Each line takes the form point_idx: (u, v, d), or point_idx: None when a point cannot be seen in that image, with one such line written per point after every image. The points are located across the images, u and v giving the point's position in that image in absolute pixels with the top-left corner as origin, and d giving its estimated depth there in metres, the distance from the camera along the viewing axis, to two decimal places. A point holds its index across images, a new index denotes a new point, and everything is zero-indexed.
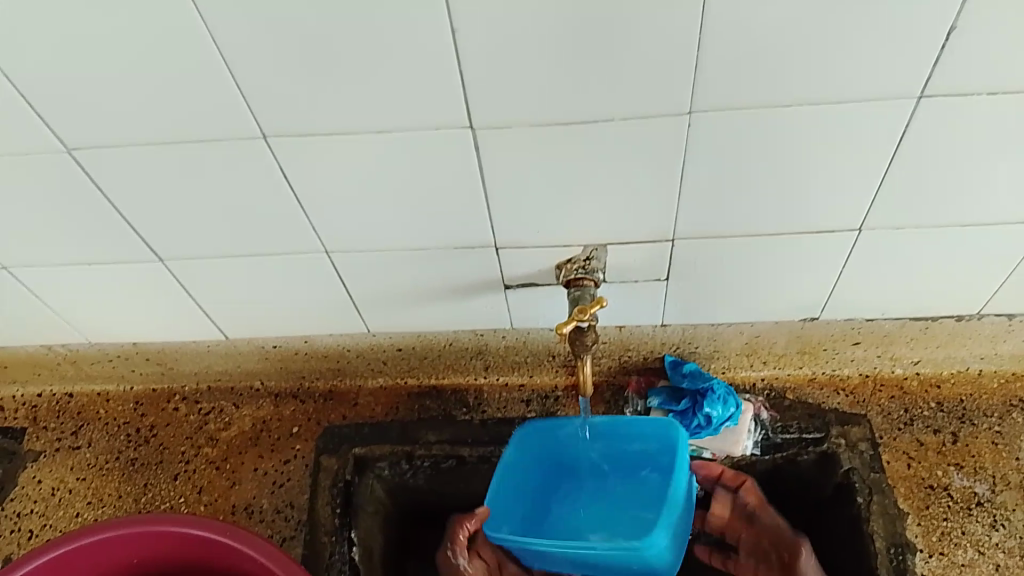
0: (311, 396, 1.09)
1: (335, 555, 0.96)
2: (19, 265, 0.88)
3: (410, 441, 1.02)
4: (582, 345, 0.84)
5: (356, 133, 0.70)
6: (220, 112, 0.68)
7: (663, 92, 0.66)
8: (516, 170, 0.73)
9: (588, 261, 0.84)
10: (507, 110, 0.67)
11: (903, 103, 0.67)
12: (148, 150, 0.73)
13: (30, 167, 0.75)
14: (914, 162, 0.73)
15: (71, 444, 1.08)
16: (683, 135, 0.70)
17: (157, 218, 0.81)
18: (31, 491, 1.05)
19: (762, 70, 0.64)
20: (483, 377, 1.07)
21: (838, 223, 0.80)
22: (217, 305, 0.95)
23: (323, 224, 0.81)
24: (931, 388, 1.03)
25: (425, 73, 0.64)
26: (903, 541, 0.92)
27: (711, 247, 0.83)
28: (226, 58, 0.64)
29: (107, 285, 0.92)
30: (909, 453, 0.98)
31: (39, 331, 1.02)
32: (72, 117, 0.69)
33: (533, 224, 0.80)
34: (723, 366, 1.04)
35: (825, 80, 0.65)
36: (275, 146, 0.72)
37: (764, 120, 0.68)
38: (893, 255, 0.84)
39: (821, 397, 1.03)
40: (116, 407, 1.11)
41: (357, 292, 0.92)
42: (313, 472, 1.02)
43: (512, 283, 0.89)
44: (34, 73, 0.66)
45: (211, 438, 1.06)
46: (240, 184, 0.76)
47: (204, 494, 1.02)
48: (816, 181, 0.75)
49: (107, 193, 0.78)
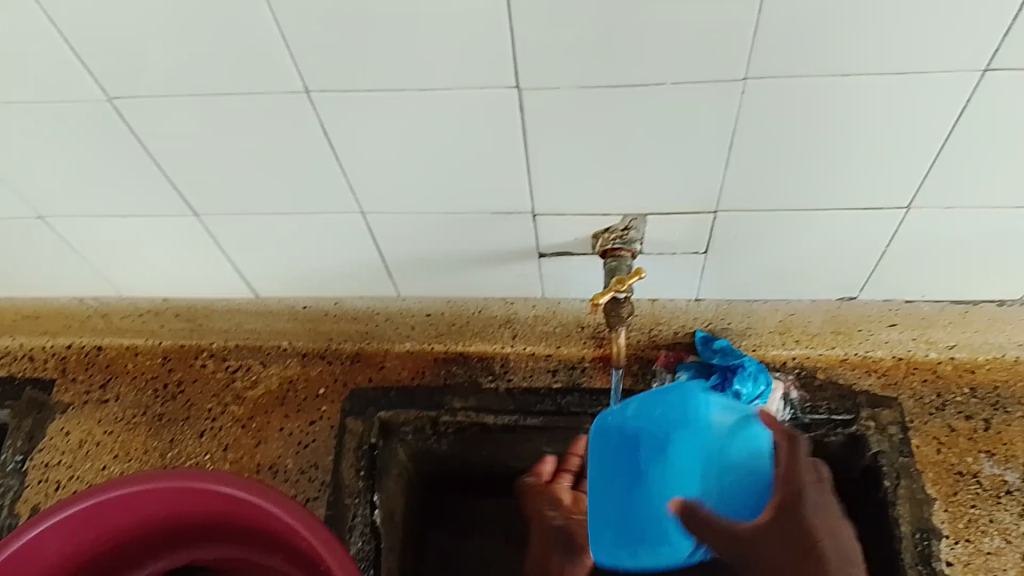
0: (338, 358, 1.07)
1: (358, 516, 0.97)
2: (55, 214, 0.88)
3: (435, 406, 1.02)
4: (617, 316, 0.84)
5: (400, 91, 0.69)
6: (263, 64, 0.67)
7: (718, 58, 0.64)
8: (561, 135, 0.72)
9: (626, 231, 0.83)
10: (556, 72, 0.66)
11: (966, 77, 0.65)
12: (189, 102, 0.72)
13: (71, 116, 0.74)
14: (971, 139, 0.70)
15: (100, 397, 1.08)
16: (735, 103, 0.68)
17: (195, 171, 0.80)
18: (59, 442, 1.06)
19: (823, 37, 0.62)
20: (510, 346, 1.04)
21: (886, 201, 0.78)
22: (250, 263, 0.95)
23: (361, 184, 0.80)
24: (965, 373, 0.99)
25: (475, 31, 0.63)
26: (929, 527, 0.92)
27: (752, 220, 0.81)
28: (272, 8, 0.62)
29: (141, 237, 0.91)
30: (939, 438, 0.96)
31: (72, 282, 1.02)
32: (115, 65, 0.68)
33: (573, 191, 0.79)
34: (754, 343, 1.01)
35: (886, 52, 0.63)
36: (318, 102, 0.71)
37: (819, 91, 0.66)
38: (940, 235, 0.82)
39: (852, 378, 1.00)
40: (144, 361, 1.10)
41: (391, 254, 0.91)
42: (338, 434, 1.02)
43: (547, 251, 0.88)
44: (78, 18, 0.65)
45: (238, 397, 1.06)
46: (280, 139, 0.75)
47: (230, 452, 1.03)
48: (868, 155, 0.73)
49: (146, 145, 0.77)
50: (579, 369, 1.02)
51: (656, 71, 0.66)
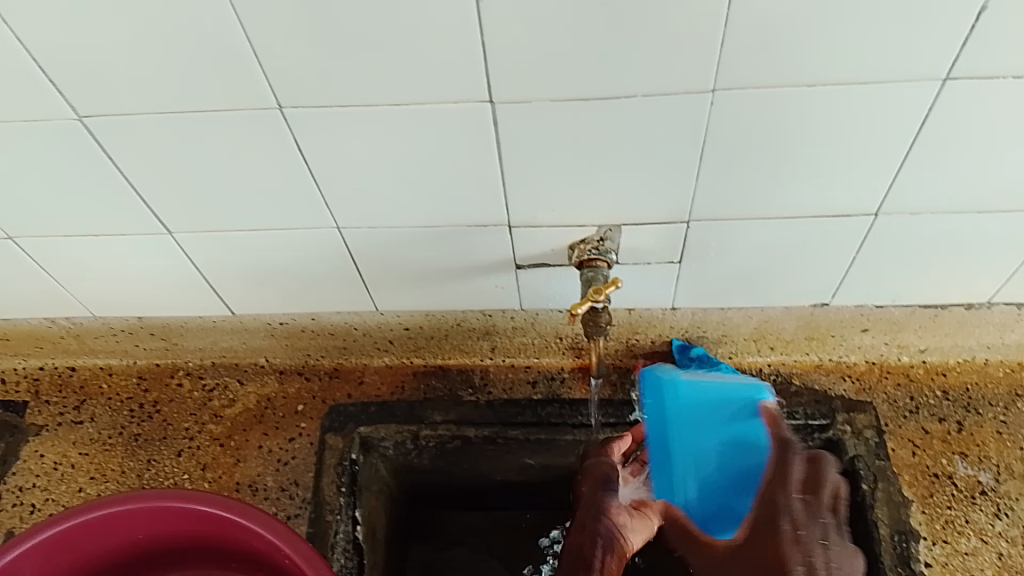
0: (317, 374, 1.07)
1: (339, 533, 0.96)
2: (26, 234, 0.87)
3: (415, 420, 1.02)
4: (595, 325, 0.84)
5: (374, 105, 0.69)
6: (237, 81, 0.67)
7: (686, 69, 0.65)
8: (534, 147, 0.73)
9: (601, 242, 0.83)
10: (528, 84, 0.67)
11: (927, 85, 0.66)
12: (163, 120, 0.72)
13: (41, 135, 0.74)
14: (934, 146, 0.72)
15: (74, 418, 1.07)
16: (705, 114, 0.69)
17: (168, 189, 0.80)
18: (33, 465, 1.04)
19: (789, 48, 0.63)
20: (489, 358, 1.05)
21: (855, 207, 0.79)
22: (225, 279, 0.94)
23: (336, 198, 0.80)
24: (937, 376, 1.02)
25: (447, 44, 0.64)
26: (908, 529, 0.93)
27: (725, 229, 0.82)
28: (245, 26, 0.63)
29: (114, 257, 0.91)
30: (914, 441, 0.98)
31: (44, 303, 1.01)
32: (87, 83, 0.68)
33: (548, 203, 0.79)
34: (729, 351, 1.03)
35: (850, 60, 0.64)
36: (291, 118, 0.71)
37: (787, 100, 0.68)
38: (908, 241, 0.84)
39: (827, 383, 1.02)
40: (119, 381, 1.10)
41: (368, 268, 0.91)
42: (318, 451, 1.01)
43: (524, 263, 0.88)
44: (49, 37, 0.65)
45: (216, 415, 1.05)
46: (254, 155, 0.75)
47: (207, 471, 1.02)
48: (836, 162, 0.74)
49: (119, 164, 0.77)
50: (559, 380, 1.04)
51: (627, 82, 0.66)
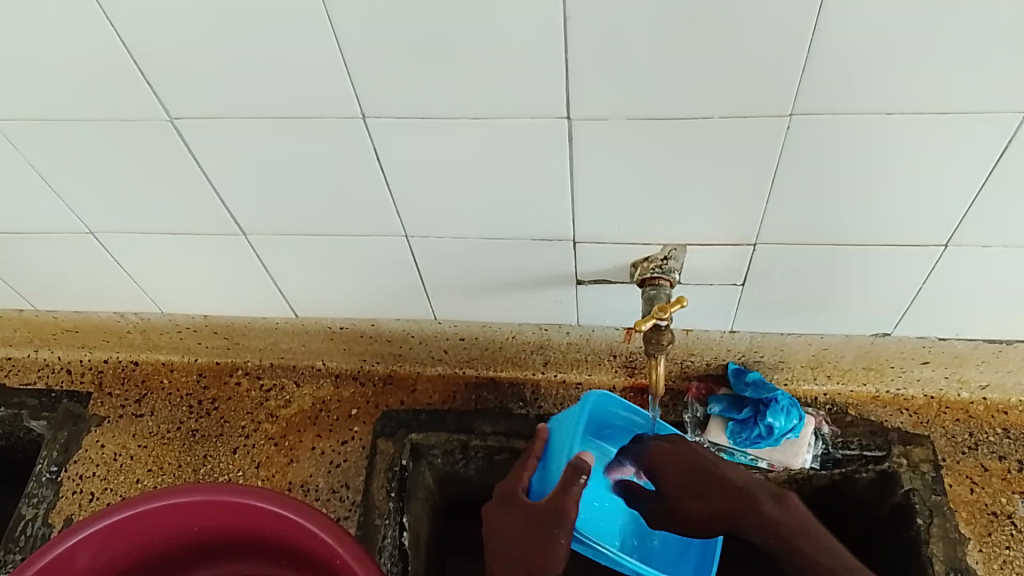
0: (370, 379, 1.09)
1: (387, 537, 0.96)
2: (107, 229, 0.91)
3: (466, 430, 1.02)
4: (656, 344, 0.84)
5: (453, 118, 0.71)
6: (325, 91, 0.70)
7: (765, 92, 0.66)
8: (607, 165, 0.74)
9: (665, 261, 0.84)
10: (608, 103, 0.68)
11: (1010, 117, 0.66)
12: (249, 124, 0.74)
13: (133, 134, 0.77)
14: (1011, 179, 0.71)
15: (134, 411, 1.10)
16: (780, 141, 0.70)
17: (246, 191, 0.82)
18: (93, 454, 1.06)
19: (871, 75, 0.63)
20: (541, 372, 1.07)
21: (925, 237, 0.79)
22: (292, 281, 0.96)
23: (405, 208, 0.81)
24: (998, 414, 1.01)
25: (534, 62, 0.65)
26: (964, 567, 0.90)
27: (791, 253, 0.82)
28: (338, 38, 0.65)
29: (186, 255, 0.94)
30: (972, 478, 0.96)
31: (116, 297, 1.04)
32: (183, 87, 0.71)
33: (615, 221, 0.80)
34: (785, 377, 1.03)
35: (934, 90, 0.64)
36: (373, 127, 0.73)
37: (867, 128, 0.68)
38: (975, 275, 0.83)
39: (884, 415, 1.01)
40: (179, 377, 1.13)
41: (430, 278, 0.93)
42: (369, 455, 1.02)
43: (585, 279, 0.89)
44: (151, 42, 0.67)
45: (271, 415, 1.07)
46: (332, 162, 0.77)
47: (261, 469, 1.03)
48: (907, 192, 0.74)
49: (203, 165, 0.80)
50: None
51: (705, 104, 0.67)
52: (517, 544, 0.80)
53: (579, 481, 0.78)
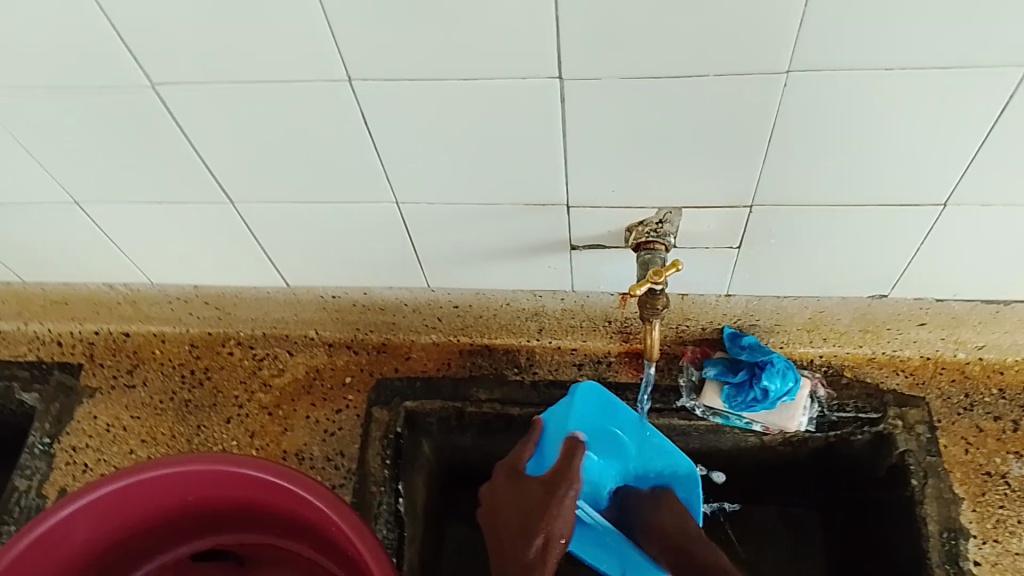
0: (364, 348, 1.08)
1: (383, 504, 0.96)
2: (91, 199, 0.89)
3: (460, 397, 1.01)
4: (651, 309, 0.84)
5: (440, 80, 0.69)
6: (308, 53, 0.68)
7: (760, 49, 0.64)
8: (598, 129, 0.72)
9: (660, 224, 0.82)
10: (599, 63, 0.66)
11: (1012, 72, 0.64)
12: (231, 89, 0.72)
13: (115, 101, 0.75)
14: (1012, 136, 0.70)
15: (127, 382, 1.09)
16: (777, 97, 0.68)
17: (231, 158, 0.80)
18: (87, 426, 1.06)
19: (869, 29, 0.62)
20: (536, 339, 1.05)
21: (923, 196, 0.77)
22: (281, 249, 0.95)
23: (395, 173, 0.80)
24: (994, 374, 1.00)
25: (522, 22, 0.63)
26: (957, 527, 0.91)
27: (788, 215, 0.81)
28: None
29: (173, 224, 0.92)
30: (967, 438, 0.96)
31: (105, 269, 1.03)
32: (161, 51, 0.69)
33: (608, 184, 0.79)
34: (781, 341, 1.01)
35: (933, 45, 0.62)
36: (359, 90, 0.71)
37: (865, 84, 0.66)
38: (973, 235, 0.82)
39: (879, 376, 1.00)
40: (171, 348, 1.11)
41: (421, 245, 0.91)
42: (364, 423, 1.01)
43: (579, 244, 0.88)
44: (126, 4, 0.65)
45: (265, 384, 1.06)
46: (318, 127, 0.75)
47: (256, 439, 1.03)
48: (906, 150, 0.72)
49: (186, 132, 0.78)
50: (605, 364, 1.03)
51: (699, 63, 0.66)
52: (521, 522, 0.79)
53: (580, 452, 0.82)
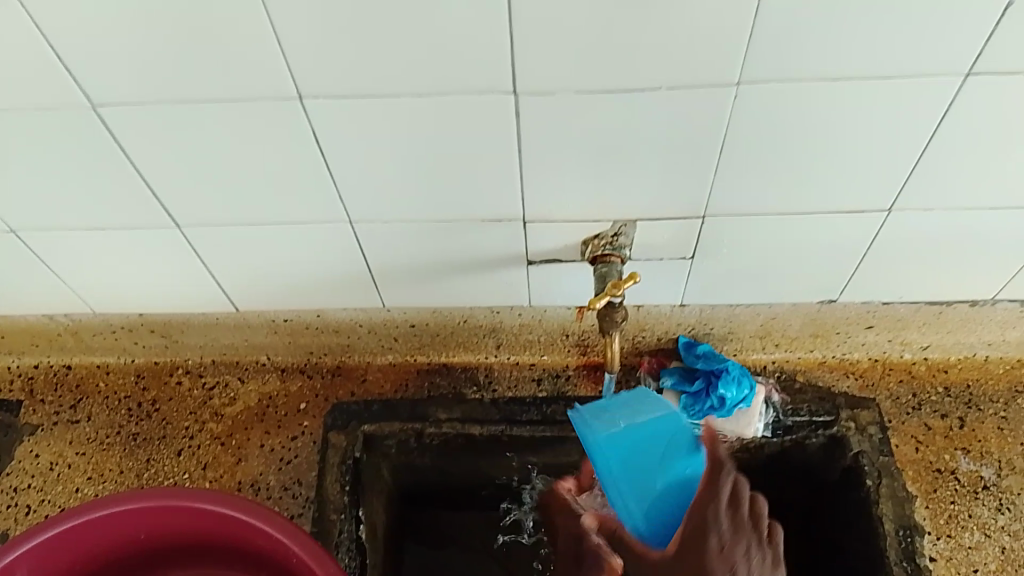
0: (318, 371, 1.06)
1: (344, 532, 0.94)
2: (29, 226, 0.85)
3: (419, 418, 1.00)
4: (611, 321, 0.84)
5: (394, 97, 0.68)
6: (258, 72, 0.67)
7: (711, 60, 0.65)
8: (553, 141, 0.72)
9: (616, 237, 0.83)
10: (554, 77, 0.66)
11: (949, 80, 0.66)
12: (177, 109, 0.70)
13: (55, 126, 0.72)
14: (950, 142, 0.73)
15: (70, 418, 1.04)
16: (728, 108, 0.69)
17: (178, 181, 0.78)
18: (28, 465, 1.01)
19: (814, 40, 0.63)
20: (494, 356, 1.04)
21: (869, 202, 0.79)
22: (231, 273, 0.93)
23: (349, 192, 0.79)
24: (939, 373, 1.02)
25: (476, 37, 0.63)
26: (911, 524, 0.92)
27: (739, 225, 0.82)
28: (272, 16, 0.62)
29: (115, 251, 0.89)
30: (917, 437, 0.98)
31: (43, 299, 0.99)
32: (104, 72, 0.67)
33: (564, 198, 0.79)
34: (734, 348, 1.03)
35: (876, 55, 0.64)
36: (311, 109, 0.70)
37: (812, 94, 0.68)
38: (915, 239, 0.84)
39: (831, 379, 1.02)
40: (116, 379, 1.07)
41: (377, 264, 0.90)
42: (321, 449, 0.99)
43: (536, 259, 0.88)
44: (65, 23, 0.63)
45: (216, 413, 1.03)
46: (269, 146, 0.74)
47: (209, 470, 1.00)
48: (851, 157, 0.74)
49: (130, 155, 0.76)
50: (564, 378, 1.03)
51: (652, 75, 0.66)
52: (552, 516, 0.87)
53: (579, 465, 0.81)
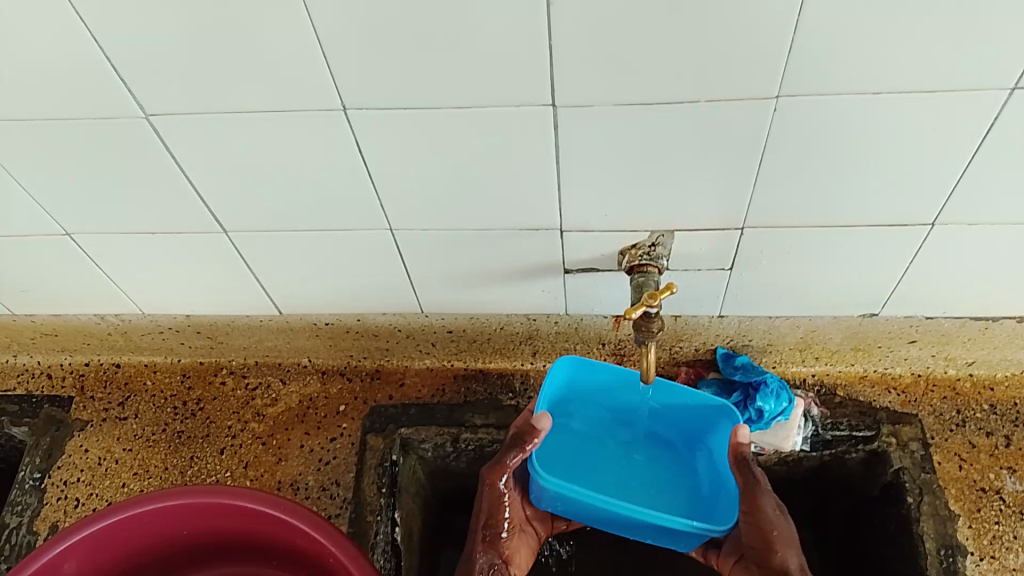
0: (357, 375, 1.08)
1: (379, 534, 0.95)
2: (82, 230, 0.89)
3: (455, 423, 1.01)
4: (646, 331, 0.83)
5: (434, 109, 0.70)
6: (303, 84, 0.68)
7: (750, 75, 0.65)
8: (592, 153, 0.73)
9: (653, 247, 0.83)
10: (592, 89, 0.67)
11: (996, 94, 0.65)
12: (226, 119, 0.73)
13: (108, 134, 0.75)
14: (996, 157, 0.71)
15: (118, 415, 1.08)
16: (767, 121, 0.69)
17: (224, 188, 0.81)
18: (77, 459, 1.04)
19: (856, 54, 0.63)
20: (530, 362, 1.06)
21: (912, 216, 0.78)
22: (274, 278, 0.95)
23: (390, 200, 0.80)
24: (984, 390, 1.01)
25: (516, 53, 0.64)
26: (954, 544, 0.90)
27: (778, 238, 0.82)
28: (317, 30, 0.64)
29: (164, 255, 0.92)
30: (960, 454, 0.96)
31: (95, 300, 1.02)
32: (156, 84, 0.70)
33: (601, 208, 0.79)
34: (774, 360, 1.03)
35: (918, 70, 0.64)
36: (355, 121, 0.72)
37: (853, 107, 0.67)
38: (960, 254, 0.83)
39: (872, 395, 1.01)
40: (163, 378, 1.11)
41: (416, 271, 0.92)
42: (359, 451, 1.00)
43: (572, 268, 0.89)
44: (121, 35, 0.66)
45: (258, 414, 1.06)
46: (313, 155, 0.76)
47: (250, 469, 1.02)
48: (893, 171, 0.73)
49: (180, 163, 0.78)
50: None
51: (690, 88, 0.67)
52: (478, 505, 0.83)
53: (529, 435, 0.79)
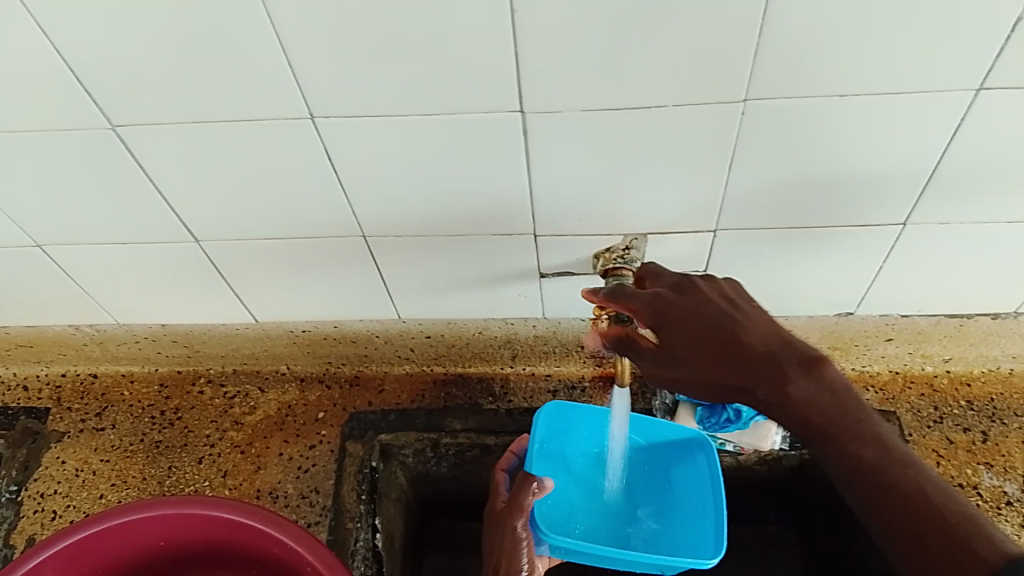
0: (336, 382, 1.07)
1: (360, 540, 0.94)
2: (53, 241, 0.88)
3: (435, 428, 1.01)
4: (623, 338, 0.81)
5: (403, 115, 0.69)
6: (269, 93, 0.68)
7: (717, 78, 0.65)
8: (562, 158, 0.73)
9: (627, 250, 0.83)
10: (560, 95, 0.67)
11: (961, 95, 0.66)
12: (193, 129, 0.72)
13: (75, 145, 0.74)
14: (964, 156, 0.72)
15: (95, 425, 1.07)
16: (736, 124, 0.69)
17: (194, 197, 0.80)
18: (54, 471, 1.03)
19: (822, 58, 0.63)
20: (510, 366, 1.05)
21: (883, 216, 0.79)
22: (250, 286, 0.94)
23: (362, 207, 0.80)
24: (961, 386, 1.01)
25: (482, 60, 0.64)
26: None
27: (751, 240, 0.82)
28: (282, 39, 0.63)
29: (136, 264, 0.91)
30: (938, 451, 0.96)
31: (69, 310, 1.01)
32: (121, 94, 0.69)
33: (574, 213, 0.79)
34: None
35: (883, 72, 0.64)
36: (323, 129, 0.71)
37: (820, 110, 0.67)
38: (932, 253, 0.84)
39: None
40: (140, 388, 1.10)
41: (391, 278, 0.91)
42: (338, 458, 1.00)
43: (548, 273, 0.89)
44: (82, 47, 0.65)
45: (236, 422, 1.05)
46: (283, 163, 0.75)
47: (228, 478, 1.01)
48: (862, 172, 0.74)
49: (148, 173, 0.77)
50: (579, 389, 1.03)
51: (658, 92, 0.66)
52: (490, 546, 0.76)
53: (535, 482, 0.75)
